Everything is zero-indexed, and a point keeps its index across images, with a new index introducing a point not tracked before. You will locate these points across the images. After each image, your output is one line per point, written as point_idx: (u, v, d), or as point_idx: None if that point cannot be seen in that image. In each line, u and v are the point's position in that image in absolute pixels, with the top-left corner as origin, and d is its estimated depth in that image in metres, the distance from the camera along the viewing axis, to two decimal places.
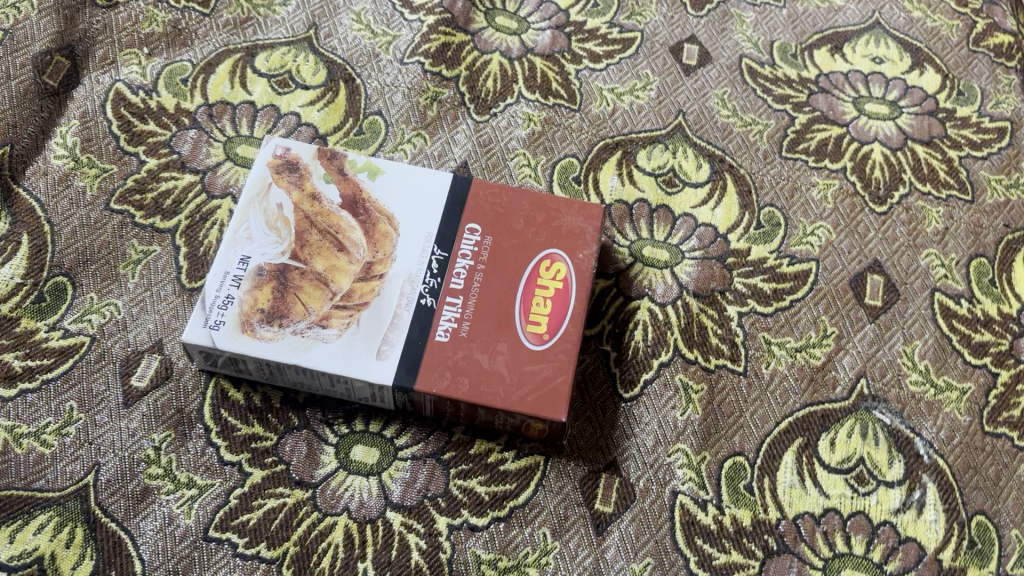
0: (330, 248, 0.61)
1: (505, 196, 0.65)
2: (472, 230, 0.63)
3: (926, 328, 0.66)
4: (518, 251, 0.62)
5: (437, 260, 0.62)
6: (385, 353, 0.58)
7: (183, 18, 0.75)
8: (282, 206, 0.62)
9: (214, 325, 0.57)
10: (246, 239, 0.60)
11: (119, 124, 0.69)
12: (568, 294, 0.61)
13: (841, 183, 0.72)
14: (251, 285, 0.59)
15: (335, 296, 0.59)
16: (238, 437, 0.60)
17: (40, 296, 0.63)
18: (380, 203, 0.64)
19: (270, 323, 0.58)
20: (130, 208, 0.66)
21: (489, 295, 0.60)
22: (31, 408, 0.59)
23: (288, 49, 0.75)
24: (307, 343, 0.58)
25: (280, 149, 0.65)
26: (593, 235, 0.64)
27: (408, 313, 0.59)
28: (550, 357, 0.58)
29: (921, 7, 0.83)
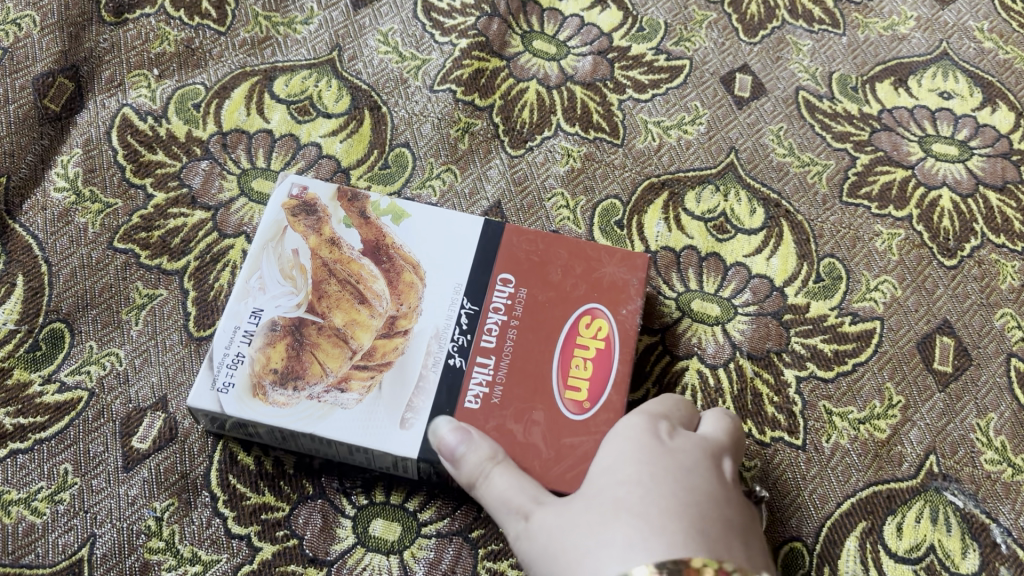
0: (350, 300, 0.55)
1: (541, 243, 0.57)
2: (505, 281, 0.56)
3: (1002, 400, 0.60)
4: (555, 306, 0.55)
5: (466, 315, 0.54)
6: (410, 422, 0.51)
7: (197, 36, 0.69)
8: (298, 252, 0.56)
9: (222, 388, 0.51)
10: (259, 289, 0.54)
11: (126, 153, 0.64)
12: (610, 357, 0.54)
13: (907, 233, 0.67)
14: (263, 343, 0.53)
15: (356, 355, 0.53)
16: (247, 508, 0.55)
17: (35, 344, 0.58)
18: (404, 248, 0.57)
19: (284, 386, 0.52)
20: (135, 247, 0.61)
21: (524, 356, 0.53)
22: (21, 470, 0.54)
23: (309, 73, 0.69)
24: (325, 411, 0.51)
25: (296, 188, 0.58)
26: (637, 289, 0.56)
27: (435, 375, 0.52)
28: (592, 428, 0.51)
29: (993, 36, 0.76)
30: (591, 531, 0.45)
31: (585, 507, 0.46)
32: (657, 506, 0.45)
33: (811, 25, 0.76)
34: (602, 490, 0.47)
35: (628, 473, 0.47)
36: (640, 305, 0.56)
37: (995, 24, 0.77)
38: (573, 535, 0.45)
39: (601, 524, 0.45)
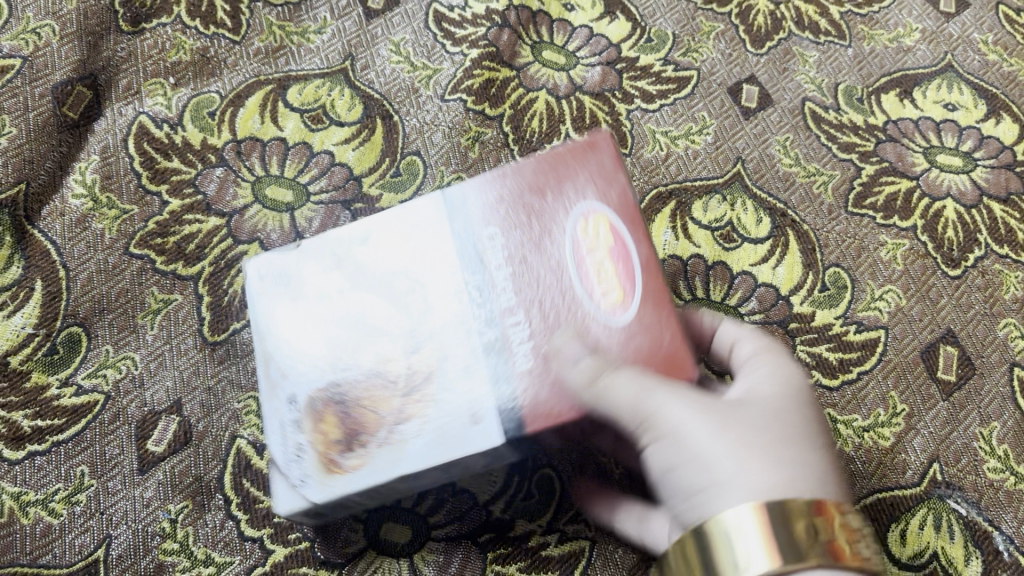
0: (362, 334, 0.47)
1: (500, 172, 0.49)
2: (488, 236, 0.47)
3: (1005, 409, 0.61)
4: (547, 231, 0.47)
5: (471, 288, 0.47)
6: (479, 415, 0.44)
7: (212, 45, 0.70)
8: (297, 321, 0.49)
9: (297, 483, 0.46)
10: (282, 377, 0.48)
11: (142, 160, 0.65)
12: (626, 239, 0.46)
13: (911, 243, 0.67)
14: (313, 423, 0.46)
15: (398, 385, 0.45)
16: (260, 510, 0.55)
17: (52, 348, 0.59)
18: (381, 263, 0.49)
19: (350, 451, 0.45)
20: (151, 253, 0.62)
21: (546, 294, 0.46)
22: (39, 472, 0.55)
23: (322, 82, 0.70)
24: (397, 449, 0.44)
25: (260, 262, 0.51)
26: (614, 162, 0.48)
27: (477, 359, 0.45)
28: (651, 325, 0.45)
29: (998, 48, 0.77)
30: (766, 448, 0.41)
31: (746, 416, 0.43)
32: (820, 441, 0.44)
33: (817, 37, 0.77)
34: (760, 407, 0.44)
35: (781, 402, 0.45)
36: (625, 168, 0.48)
37: (999, 37, 0.78)
38: (747, 427, 0.42)
39: (779, 445, 0.41)
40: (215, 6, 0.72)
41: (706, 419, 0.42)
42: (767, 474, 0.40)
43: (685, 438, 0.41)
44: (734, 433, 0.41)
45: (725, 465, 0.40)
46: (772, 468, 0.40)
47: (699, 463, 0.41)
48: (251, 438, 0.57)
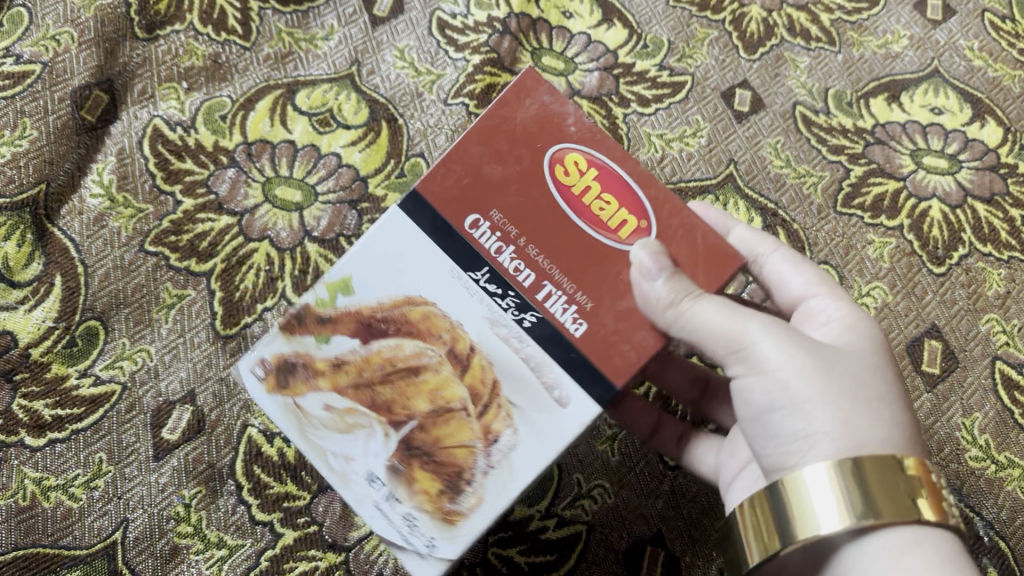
0: (406, 378, 0.47)
1: (448, 164, 0.47)
2: (475, 224, 0.46)
3: (987, 400, 0.64)
4: (534, 191, 0.46)
5: (484, 281, 0.46)
6: (565, 397, 0.45)
7: (224, 51, 0.73)
8: (328, 402, 0.48)
9: (427, 549, 0.46)
10: (349, 464, 0.47)
11: (157, 162, 0.68)
12: (608, 166, 0.46)
13: (898, 242, 0.70)
14: (404, 485, 0.46)
15: (469, 407, 0.46)
16: (270, 495, 0.58)
17: (72, 341, 0.61)
18: (381, 299, 0.48)
19: (460, 494, 0.45)
20: (165, 250, 0.65)
21: (559, 249, 0.46)
22: (59, 459, 0.58)
23: (329, 86, 0.73)
24: (506, 466, 0.45)
25: (255, 367, 0.49)
26: (551, 97, 0.47)
27: (532, 347, 0.45)
28: (674, 233, 0.45)
29: (983, 54, 0.80)
30: (859, 400, 0.43)
31: (841, 364, 0.44)
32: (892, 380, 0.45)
33: (809, 43, 0.79)
34: (853, 355, 0.45)
35: (873, 347, 0.46)
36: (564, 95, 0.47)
37: (984, 43, 0.80)
38: (835, 381, 0.43)
39: (872, 399, 0.43)
40: (226, 14, 0.75)
41: (805, 368, 0.43)
42: (859, 428, 0.42)
43: (785, 384, 0.43)
44: (832, 384, 0.43)
45: (819, 415, 0.42)
46: (863, 424, 0.42)
47: (795, 413, 0.43)
48: (262, 427, 0.60)
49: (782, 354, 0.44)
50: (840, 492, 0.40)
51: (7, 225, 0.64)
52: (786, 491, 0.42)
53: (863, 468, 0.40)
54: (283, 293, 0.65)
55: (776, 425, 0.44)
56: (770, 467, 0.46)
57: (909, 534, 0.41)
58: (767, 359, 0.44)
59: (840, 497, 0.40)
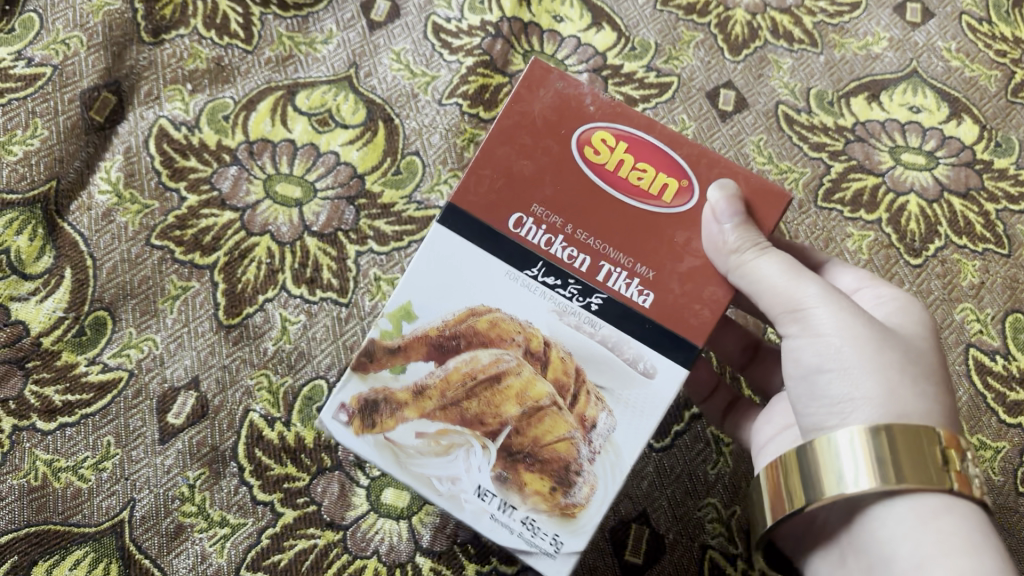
0: (490, 387, 0.47)
1: (480, 170, 0.48)
2: (519, 222, 0.47)
3: (961, 385, 0.66)
4: (571, 177, 0.47)
5: (542, 275, 0.47)
6: (651, 367, 0.46)
7: (227, 55, 0.76)
8: (419, 429, 0.47)
9: (555, 547, 0.46)
10: (455, 485, 0.47)
11: (162, 160, 0.70)
12: (636, 135, 0.48)
13: (876, 235, 0.72)
14: (517, 492, 0.46)
15: (558, 401, 0.47)
16: (271, 477, 0.61)
17: (81, 330, 0.64)
18: (445, 317, 0.48)
19: (573, 486, 0.46)
20: (170, 244, 0.67)
21: (609, 223, 0.47)
22: (69, 441, 0.60)
23: (328, 88, 0.75)
24: (611, 450, 0.46)
25: (338, 412, 0.48)
26: (563, 83, 0.48)
27: (604, 326, 0.46)
28: (718, 180, 0.47)
29: (960, 55, 0.82)
30: (907, 374, 0.45)
31: (894, 340, 0.47)
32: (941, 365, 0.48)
33: (791, 45, 0.82)
34: (906, 335, 0.48)
35: (924, 330, 0.49)
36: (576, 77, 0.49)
37: (961, 44, 0.83)
38: (884, 355, 0.46)
39: (921, 374, 0.46)
40: (229, 19, 0.77)
41: (860, 337, 0.46)
42: (904, 400, 0.45)
43: (839, 349, 0.46)
44: (884, 354, 0.45)
45: (868, 382, 0.45)
46: (909, 395, 0.45)
47: (842, 378, 0.46)
48: (263, 412, 0.63)
49: (838, 320, 0.46)
50: (867, 457, 0.43)
51: (19, 220, 0.66)
52: (817, 454, 0.45)
53: (892, 435, 0.43)
54: (284, 285, 0.67)
55: (823, 387, 0.47)
56: (811, 428, 0.49)
57: (940, 501, 0.43)
58: (822, 324, 0.47)
59: (867, 464, 0.43)
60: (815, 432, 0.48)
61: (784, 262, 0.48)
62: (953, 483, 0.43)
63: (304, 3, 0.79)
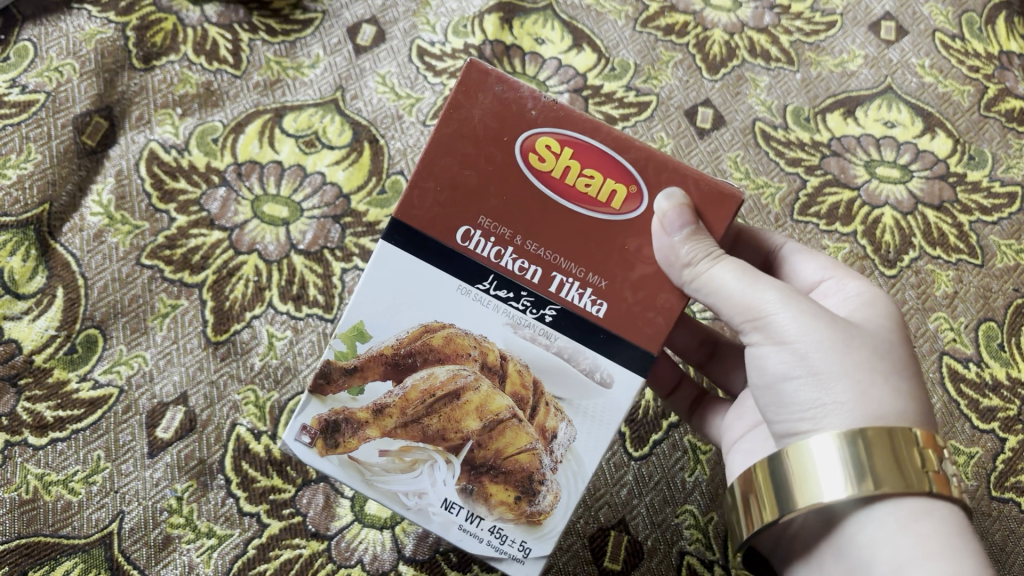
0: (450, 405, 0.48)
1: (424, 183, 0.47)
2: (467, 236, 0.47)
3: (935, 393, 0.68)
4: (517, 187, 0.47)
5: (494, 288, 0.47)
6: (608, 376, 0.47)
7: (216, 80, 0.78)
8: (383, 448, 0.49)
9: (524, 553, 0.49)
10: (422, 498, 0.49)
11: (152, 182, 0.72)
12: (581, 140, 0.46)
13: (851, 246, 0.74)
14: (483, 503, 0.48)
15: (517, 412, 0.48)
16: (257, 489, 0.62)
17: (72, 348, 0.65)
18: (399, 335, 0.49)
19: (538, 495, 0.48)
20: (160, 263, 0.69)
21: (556, 233, 0.47)
22: (60, 456, 0.62)
23: (315, 110, 0.77)
24: (573, 457, 0.48)
25: (300, 435, 0.49)
26: (503, 86, 0.47)
27: (559, 338, 0.47)
28: (665, 188, 0.46)
29: (934, 71, 0.84)
30: (877, 372, 0.46)
31: (861, 337, 0.47)
32: (909, 361, 0.48)
33: (768, 63, 0.84)
34: (875, 332, 0.48)
35: (889, 324, 0.49)
36: (514, 78, 0.47)
37: (935, 61, 0.85)
38: (852, 356, 0.46)
39: (890, 372, 0.46)
40: (218, 45, 0.80)
41: (826, 341, 0.46)
42: (876, 400, 0.45)
43: (804, 355, 0.46)
44: (851, 356, 0.46)
45: (838, 386, 0.45)
46: (880, 397, 0.45)
47: (812, 383, 0.46)
48: (250, 425, 0.64)
49: (802, 325, 0.46)
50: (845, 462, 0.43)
51: (13, 242, 0.68)
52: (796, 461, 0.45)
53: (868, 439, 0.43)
54: (270, 302, 0.69)
55: (791, 394, 0.47)
56: (784, 433, 0.49)
57: (918, 503, 0.44)
58: (787, 331, 0.47)
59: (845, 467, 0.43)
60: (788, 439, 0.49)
61: (738, 267, 0.48)
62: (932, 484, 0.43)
63: (291, 28, 0.82)
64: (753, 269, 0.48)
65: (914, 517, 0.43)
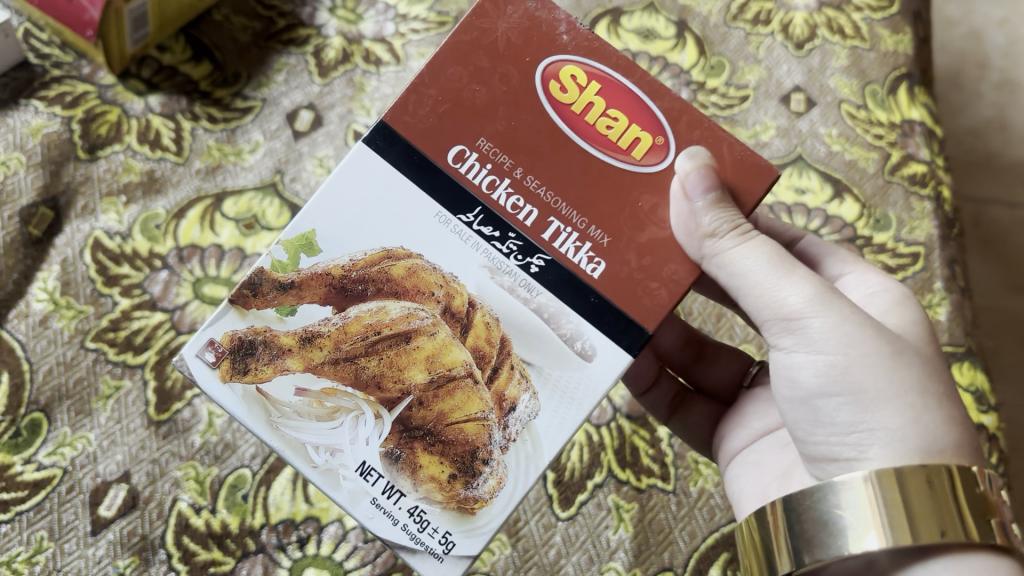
0: (397, 350, 0.51)
1: (440, 85, 0.53)
2: (461, 157, 0.52)
3: None
4: (531, 116, 0.52)
5: (478, 223, 0.51)
6: (589, 347, 0.50)
7: (159, 167, 0.81)
8: (300, 386, 0.51)
9: (444, 549, 0.50)
10: (335, 457, 0.51)
11: (96, 268, 0.75)
12: (608, 76, 0.52)
13: None
14: (408, 476, 0.51)
15: (476, 373, 0.51)
16: (198, 562, 0.65)
17: (17, 432, 0.68)
18: (353, 258, 0.52)
19: (480, 479, 0.50)
20: (104, 346, 0.72)
21: (558, 172, 0.52)
22: (3, 537, 0.64)
23: (255, 194, 0.81)
24: (533, 440, 0.51)
25: (205, 351, 0.52)
26: (537, 6, 0.53)
27: (542, 297, 0.51)
28: (691, 148, 0.51)
29: (840, 139, 0.90)
30: (930, 397, 0.49)
31: (909, 353, 0.50)
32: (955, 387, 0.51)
33: None
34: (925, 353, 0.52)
35: (930, 346, 0.53)
36: (551, 2, 0.53)
37: (842, 130, 0.91)
38: (900, 375, 0.49)
39: (941, 397, 0.49)
40: (161, 134, 0.83)
41: (870, 356, 0.49)
42: (929, 428, 0.49)
43: (846, 371, 0.50)
44: (900, 375, 0.49)
45: (885, 410, 0.49)
46: (934, 426, 0.49)
47: (854, 404, 0.50)
48: (190, 501, 0.67)
49: (834, 327, 0.50)
50: (897, 506, 0.46)
51: None
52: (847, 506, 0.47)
53: (919, 486, 0.46)
54: None
55: (829, 412, 0.51)
56: (821, 456, 0.53)
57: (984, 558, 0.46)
58: (818, 338, 0.50)
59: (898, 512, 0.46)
60: (827, 460, 0.52)
61: (768, 254, 0.52)
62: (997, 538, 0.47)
63: (232, 116, 0.85)
64: (787, 261, 0.52)
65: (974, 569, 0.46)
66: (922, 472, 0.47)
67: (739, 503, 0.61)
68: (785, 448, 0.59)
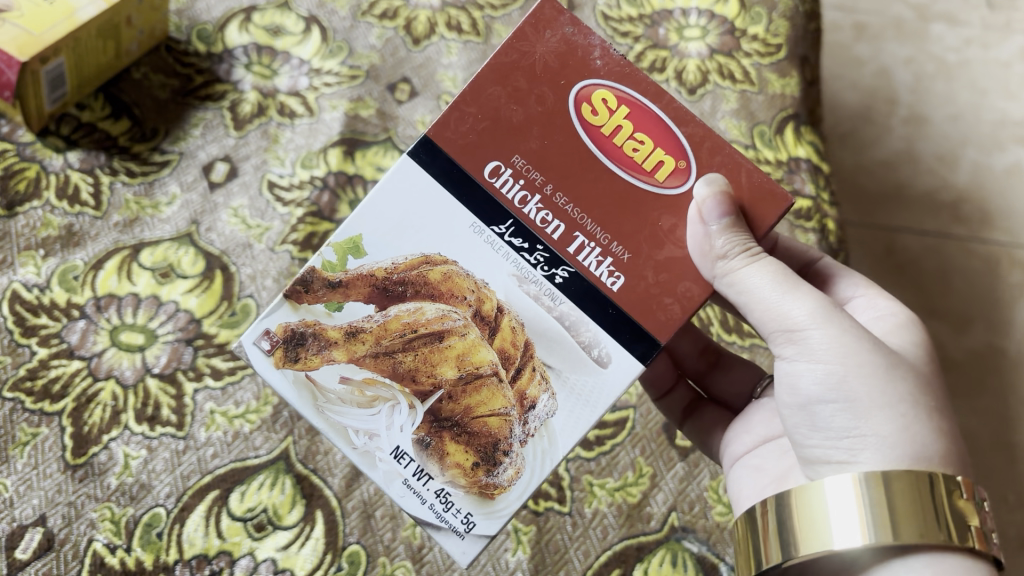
0: (429, 347, 0.59)
1: (480, 104, 0.59)
2: (497, 172, 0.59)
3: None
4: (561, 136, 0.59)
5: (509, 235, 0.59)
6: (604, 355, 0.58)
7: (77, 221, 0.84)
8: (345, 375, 0.60)
9: (465, 528, 0.58)
10: (372, 440, 0.59)
11: (15, 320, 0.78)
12: (638, 101, 0.59)
13: None
14: (437, 461, 0.59)
15: (501, 369, 0.59)
16: None
17: None
18: (396, 261, 0.60)
19: (500, 468, 0.58)
20: (21, 394, 0.75)
21: (584, 190, 0.58)
22: None
23: (171, 244, 0.85)
24: (549, 436, 0.59)
25: (263, 339, 0.61)
26: (573, 30, 0.60)
27: (564, 306, 0.58)
28: (710, 174, 0.58)
29: None
30: (922, 408, 0.54)
31: (905, 368, 0.56)
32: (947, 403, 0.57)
33: None
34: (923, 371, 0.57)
35: (929, 365, 0.59)
36: (587, 28, 0.60)
37: None
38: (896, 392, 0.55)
39: (932, 410, 0.55)
40: (80, 189, 0.86)
41: (866, 366, 0.55)
42: (918, 436, 0.54)
43: (842, 379, 0.55)
44: (894, 389, 0.55)
45: (877, 418, 0.54)
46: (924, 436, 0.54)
47: (849, 411, 0.55)
48: (105, 540, 0.70)
49: (831, 340, 0.56)
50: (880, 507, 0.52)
51: None
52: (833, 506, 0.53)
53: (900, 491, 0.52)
54: (126, 424, 0.75)
55: (825, 417, 0.57)
56: (814, 458, 0.58)
57: (952, 559, 0.52)
58: (817, 351, 0.56)
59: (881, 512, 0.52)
60: (819, 462, 0.58)
61: (774, 272, 0.58)
62: (974, 542, 0.52)
63: (150, 170, 0.89)
64: (791, 279, 0.58)
65: (950, 569, 0.51)
66: (906, 477, 0.52)
67: (739, 500, 0.67)
68: (785, 454, 0.65)
